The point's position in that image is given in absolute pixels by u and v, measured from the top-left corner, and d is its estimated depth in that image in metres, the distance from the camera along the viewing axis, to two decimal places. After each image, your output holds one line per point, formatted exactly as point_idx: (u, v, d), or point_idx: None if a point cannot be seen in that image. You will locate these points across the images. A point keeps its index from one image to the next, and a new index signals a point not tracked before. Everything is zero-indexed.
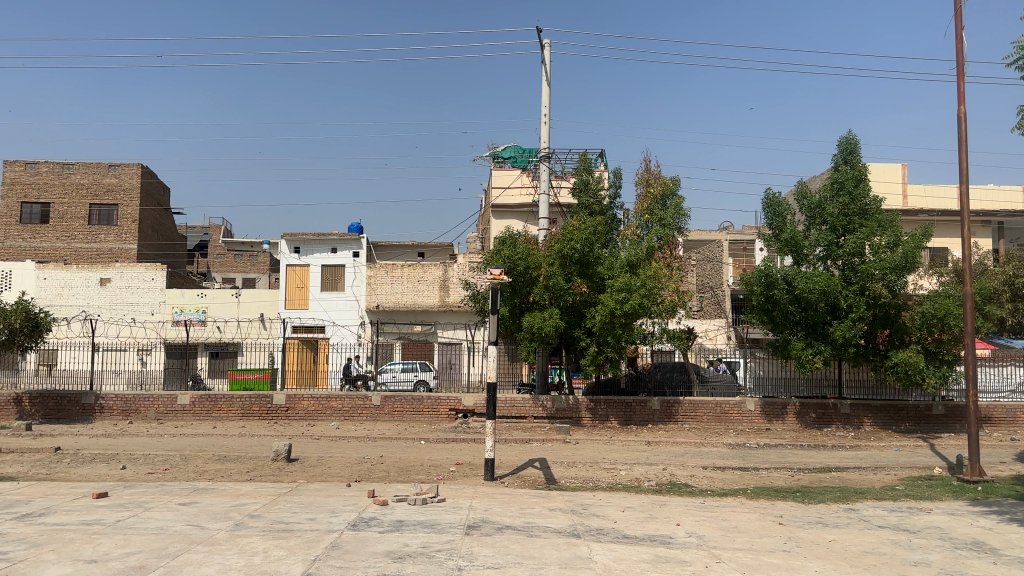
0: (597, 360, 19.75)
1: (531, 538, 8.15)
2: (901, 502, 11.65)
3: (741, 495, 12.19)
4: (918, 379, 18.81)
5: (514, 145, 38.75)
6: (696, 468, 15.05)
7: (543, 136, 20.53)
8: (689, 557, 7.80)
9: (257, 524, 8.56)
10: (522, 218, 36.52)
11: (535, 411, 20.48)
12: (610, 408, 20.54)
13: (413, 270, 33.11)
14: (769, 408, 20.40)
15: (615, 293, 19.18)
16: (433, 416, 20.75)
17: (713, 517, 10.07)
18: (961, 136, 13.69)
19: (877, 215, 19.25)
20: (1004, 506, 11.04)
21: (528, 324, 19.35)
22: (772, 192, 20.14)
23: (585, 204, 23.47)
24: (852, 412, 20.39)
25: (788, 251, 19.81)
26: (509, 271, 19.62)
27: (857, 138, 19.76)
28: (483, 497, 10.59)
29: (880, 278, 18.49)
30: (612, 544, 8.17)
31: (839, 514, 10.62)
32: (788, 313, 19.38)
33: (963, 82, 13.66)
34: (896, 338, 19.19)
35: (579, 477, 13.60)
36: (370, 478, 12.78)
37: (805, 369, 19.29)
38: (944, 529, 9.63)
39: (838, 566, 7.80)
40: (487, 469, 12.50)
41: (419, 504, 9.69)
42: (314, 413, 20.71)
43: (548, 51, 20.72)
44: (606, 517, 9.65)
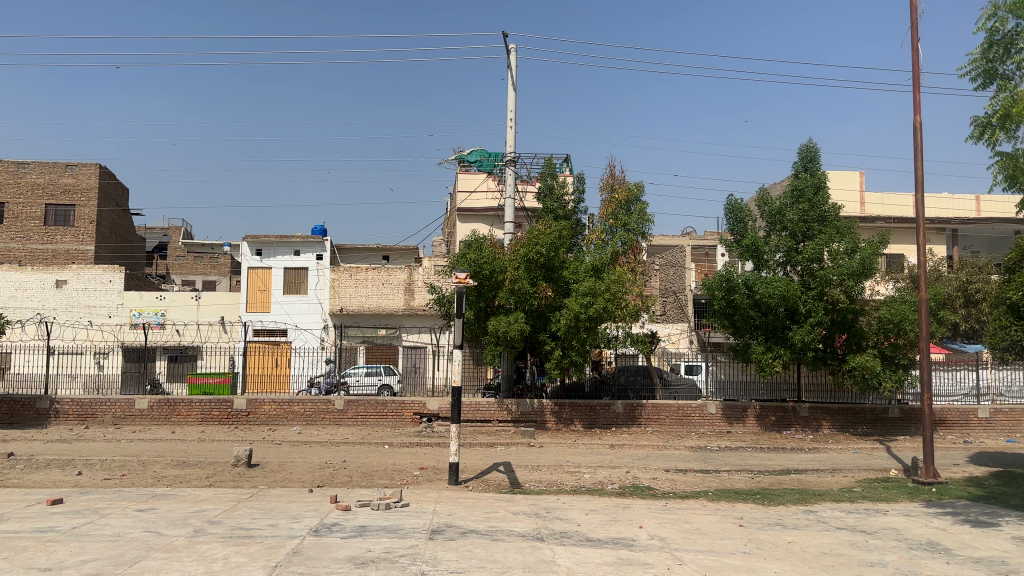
0: (561, 364, 19.82)
1: (496, 542, 8.14)
2: (858, 503, 11.88)
3: (703, 497, 12.29)
4: (874, 383, 19.20)
5: (479, 149, 38.75)
6: (659, 470, 15.18)
7: (509, 140, 20.55)
8: (651, 559, 7.85)
9: (217, 530, 8.44)
10: (487, 222, 36.55)
11: (500, 415, 20.32)
12: (575, 412, 20.55)
13: (377, 274, 32.84)
14: (729, 410, 20.69)
15: (579, 297, 19.28)
16: (398, 420, 20.60)
17: (675, 519, 10.16)
18: (917, 146, 13.99)
19: (835, 221, 19.59)
20: (957, 508, 11.29)
21: (493, 328, 19.28)
22: (734, 198, 20.38)
23: (550, 208, 23.49)
24: (810, 415, 20.75)
25: (749, 257, 20.13)
26: (474, 275, 19.60)
27: (816, 147, 20.08)
28: (448, 501, 10.57)
29: (838, 284, 18.79)
30: (575, 547, 8.19)
31: (797, 515, 10.77)
32: (749, 317, 19.59)
33: (919, 93, 13.97)
34: (854, 343, 19.55)
35: (544, 480, 13.61)
36: (331, 483, 12.64)
37: (766, 372, 19.57)
38: (900, 530, 9.81)
39: (797, 567, 7.91)
40: (453, 474, 12.43)
41: (382, 509, 9.63)
42: (276, 418, 20.47)
43: (513, 56, 20.75)
44: (570, 520, 9.68)
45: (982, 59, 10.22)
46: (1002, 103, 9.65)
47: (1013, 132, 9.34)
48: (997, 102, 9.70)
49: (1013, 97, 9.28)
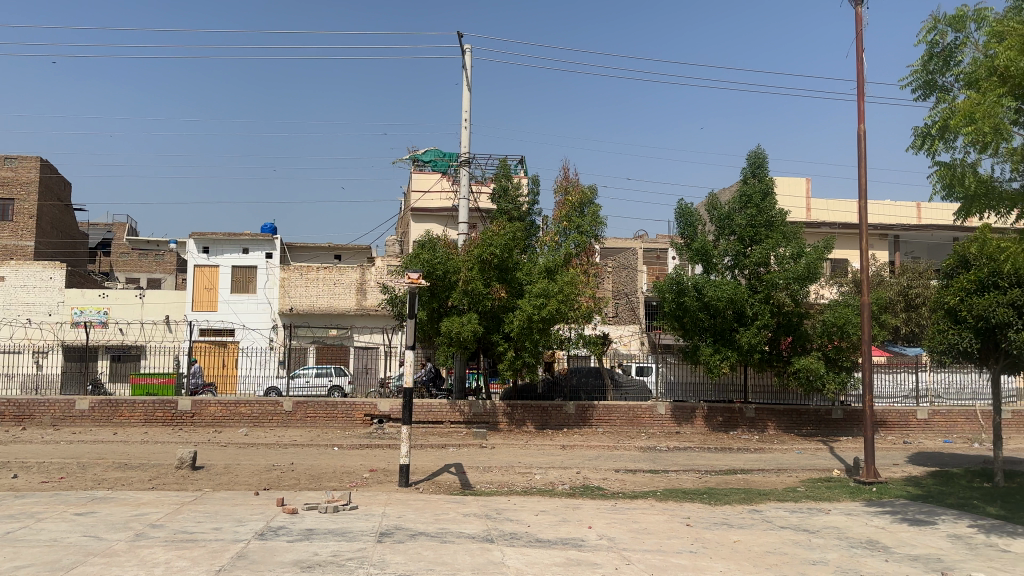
0: (514, 365, 19.84)
1: (445, 545, 8.10)
2: (801, 502, 12.14)
3: (651, 497, 12.42)
4: (818, 384, 19.60)
5: (433, 148, 38.59)
6: (609, 471, 15.30)
7: (464, 141, 20.51)
8: (599, 559, 7.91)
9: (159, 534, 8.24)
10: (441, 222, 36.44)
11: (452, 416, 20.21)
12: (527, 413, 20.57)
13: (328, 274, 32.51)
14: (678, 411, 20.95)
15: (532, 299, 19.33)
16: (348, 421, 20.40)
17: (624, 519, 10.24)
18: (861, 154, 14.35)
19: (782, 226, 19.99)
20: (897, 507, 11.60)
21: (446, 329, 19.19)
22: (684, 202, 20.65)
23: (504, 209, 23.50)
24: (756, 416, 21.11)
25: (698, 260, 20.40)
26: (427, 276, 19.48)
27: (764, 153, 20.47)
28: (397, 503, 10.48)
29: (784, 288, 19.21)
30: (524, 548, 8.20)
31: (743, 515, 10.95)
32: (698, 319, 19.87)
33: (863, 102, 14.33)
34: (798, 345, 19.99)
35: (495, 482, 13.60)
36: (278, 486, 12.45)
37: (713, 374, 19.86)
38: (842, 529, 10.05)
39: (742, 566, 8.03)
40: (402, 476, 12.34)
41: (330, 511, 9.52)
42: (222, 419, 20.09)
43: (469, 56, 20.72)
44: (520, 521, 9.69)
45: (922, 71, 10.51)
46: (940, 115, 9.93)
47: (951, 143, 9.61)
48: (936, 113, 9.97)
49: (951, 108, 9.55)
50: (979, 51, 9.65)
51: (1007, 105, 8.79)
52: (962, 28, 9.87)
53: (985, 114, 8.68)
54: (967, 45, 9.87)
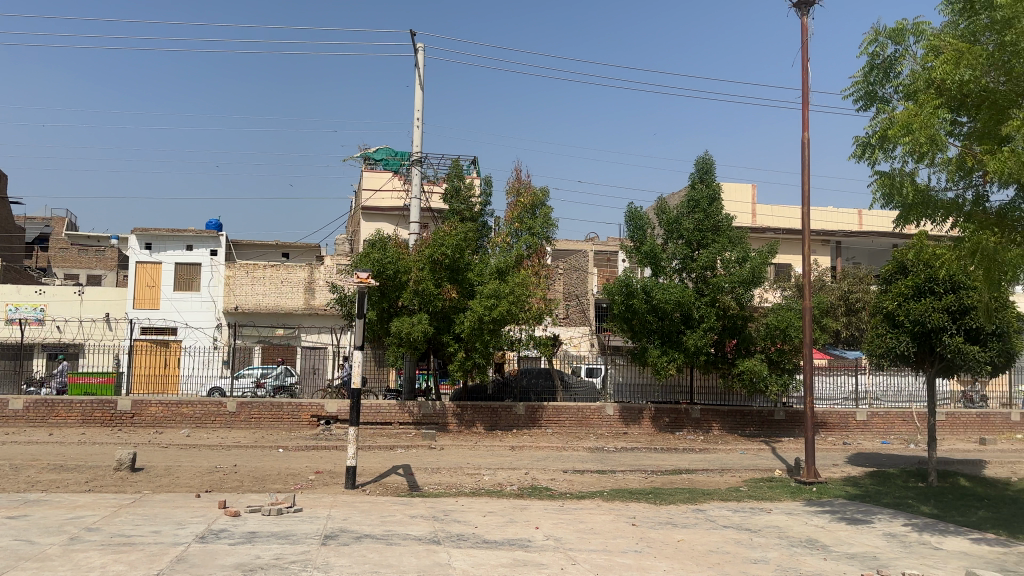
0: (464, 366, 19.80)
1: (390, 547, 8.04)
2: (744, 502, 12.37)
3: (598, 497, 12.52)
4: (761, 386, 19.99)
5: (385, 147, 38.31)
6: (557, 472, 15.38)
7: (416, 140, 20.40)
8: (545, 560, 7.94)
9: (95, 537, 8.01)
10: (392, 221, 36.17)
11: (400, 417, 20.04)
12: (477, 414, 20.53)
13: (276, 272, 32.07)
14: (626, 412, 21.15)
15: (483, 300, 19.32)
16: (293, 422, 20.11)
17: (571, 520, 10.30)
18: (805, 162, 14.68)
19: (728, 232, 20.36)
20: (835, 506, 11.90)
21: (395, 330, 19.03)
22: (634, 205, 20.88)
23: (456, 210, 23.43)
24: (701, 417, 21.47)
25: (646, 263, 20.56)
26: (377, 275, 19.31)
27: (712, 158, 20.82)
28: (342, 506, 10.37)
29: (730, 291, 19.56)
30: (471, 549, 8.19)
31: (687, 515, 11.11)
32: (646, 321, 20.08)
33: (807, 111, 14.67)
34: (743, 347, 20.38)
35: (443, 483, 13.55)
36: (221, 488, 12.21)
37: (661, 375, 20.10)
38: (782, 528, 10.26)
39: (686, 565, 8.14)
40: (348, 477, 12.20)
41: (274, 514, 9.37)
42: (163, 420, 19.63)
43: (421, 55, 20.62)
44: (467, 522, 9.67)
45: (864, 82, 10.79)
46: (880, 125, 10.20)
47: (890, 153, 9.88)
48: (876, 123, 10.23)
49: (890, 119, 9.82)
50: (917, 64, 9.96)
51: (943, 117, 9.08)
52: (902, 41, 10.16)
53: (921, 124, 8.96)
54: (906, 58, 10.17)
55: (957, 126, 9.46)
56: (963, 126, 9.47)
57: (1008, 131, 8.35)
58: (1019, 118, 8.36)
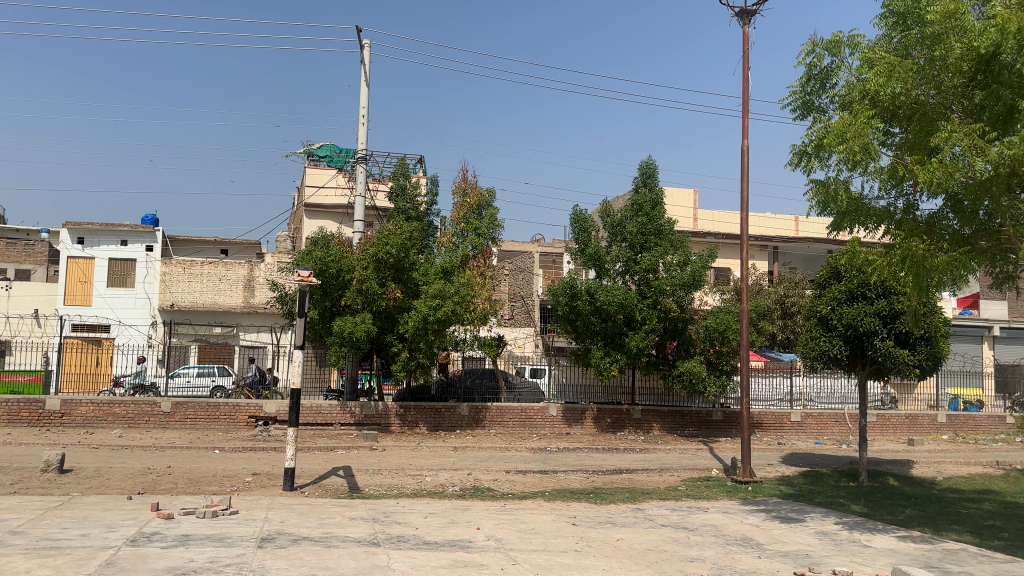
0: (408, 366, 19.61)
1: (328, 549, 7.94)
2: (683, 501, 12.59)
3: (539, 497, 12.58)
4: (700, 388, 20.36)
5: (329, 144, 37.84)
6: (499, 472, 15.40)
7: (361, 137, 20.20)
8: (486, 560, 7.94)
9: (18, 542, 7.72)
10: (336, 219, 35.78)
11: (341, 418, 19.79)
12: (420, 414, 20.40)
13: (214, 269, 31.44)
14: (569, 412, 21.29)
15: (428, 299, 19.24)
16: (230, 423, 19.72)
17: (512, 520, 10.33)
18: (744, 169, 15.00)
19: (670, 235, 20.68)
20: (769, 505, 12.20)
21: (338, 329, 18.79)
22: (579, 208, 21.06)
23: (401, 208, 23.26)
24: (642, 417, 21.77)
25: (591, 265, 20.78)
26: (319, 273, 19.04)
27: (655, 163, 21.13)
28: (280, 508, 10.19)
29: (671, 294, 19.88)
30: (411, 551, 8.14)
31: (627, 514, 11.24)
32: (589, 323, 20.25)
33: (747, 118, 14.99)
34: (683, 349, 20.74)
35: (384, 484, 13.44)
36: (154, 490, 11.89)
37: (603, 376, 20.29)
38: (719, 527, 10.47)
39: (624, 563, 8.24)
40: (287, 479, 12.03)
41: (209, 517, 9.17)
42: (94, 420, 19.02)
43: (367, 52, 20.44)
44: (407, 524, 9.61)
45: (801, 92, 11.09)
46: (816, 134, 10.48)
47: (826, 162, 10.15)
48: (812, 133, 10.52)
49: (826, 128, 10.11)
50: (852, 75, 10.27)
51: (876, 127, 9.39)
52: (838, 53, 10.46)
53: (855, 134, 9.25)
54: (842, 69, 10.46)
55: (890, 136, 9.79)
56: (894, 136, 9.81)
57: (937, 142, 8.67)
58: (947, 131, 8.70)
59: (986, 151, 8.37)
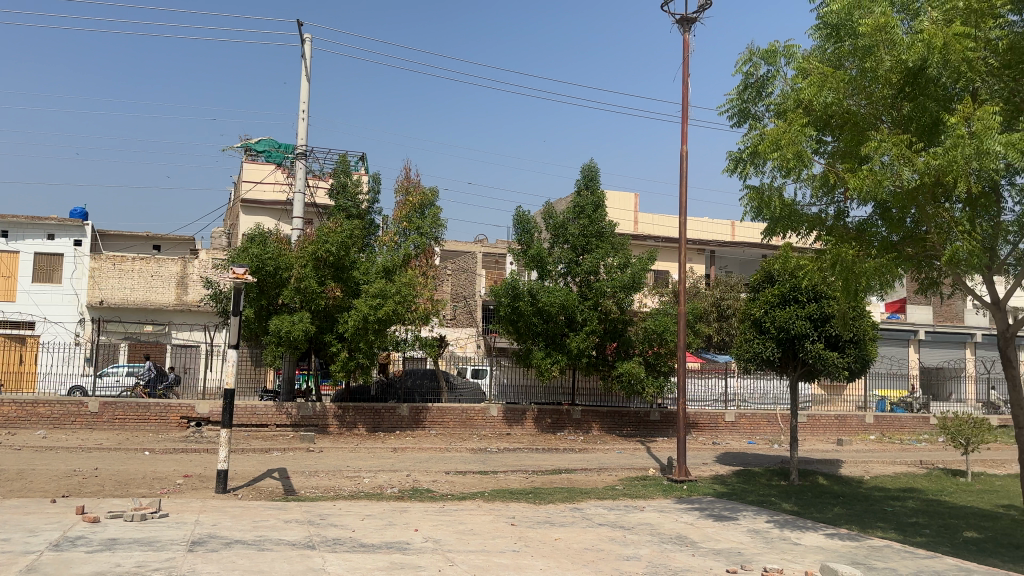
0: (347, 366, 19.41)
1: (262, 552, 7.81)
2: (620, 500, 12.75)
3: (478, 498, 12.58)
4: (639, 388, 20.64)
5: (267, 139, 37.18)
6: (438, 473, 15.35)
7: (301, 132, 19.91)
8: (423, 562, 7.91)
9: None
10: (274, 216, 35.16)
11: (277, 419, 19.42)
12: (358, 415, 20.16)
13: (146, 265, 30.58)
14: (510, 413, 21.34)
15: (369, 298, 19.07)
16: (161, 424, 19.21)
17: (451, 521, 10.31)
18: (683, 173, 15.27)
19: (611, 238, 20.92)
20: (704, 503, 12.45)
21: (275, 328, 18.46)
22: (521, 209, 21.13)
23: (342, 206, 22.98)
24: (582, 417, 21.95)
25: (533, 266, 20.87)
26: (256, 271, 18.67)
27: (597, 166, 21.36)
28: (212, 511, 9.97)
29: (612, 296, 20.14)
30: (347, 553, 8.06)
31: (565, 514, 11.34)
32: (531, 324, 20.34)
33: (687, 124, 15.27)
34: (622, 350, 20.99)
35: (320, 486, 13.27)
36: (80, 493, 11.51)
37: (544, 377, 20.41)
38: (654, 525, 10.65)
39: (561, 563, 8.30)
40: (220, 481, 11.77)
41: (138, 520, 8.92)
42: (16, 420, 18.31)
43: (309, 46, 20.16)
44: (343, 526, 9.51)
45: (738, 100, 11.34)
46: (752, 141, 10.75)
47: (761, 168, 10.43)
48: (748, 139, 10.79)
49: (761, 135, 10.38)
50: (786, 84, 10.56)
51: (809, 135, 9.68)
52: (774, 62, 10.74)
53: (789, 141, 9.51)
54: (777, 78, 10.77)
55: (822, 145, 10.12)
56: (827, 145, 10.14)
57: (867, 152, 8.97)
58: (876, 140, 9.01)
59: (913, 160, 8.69)
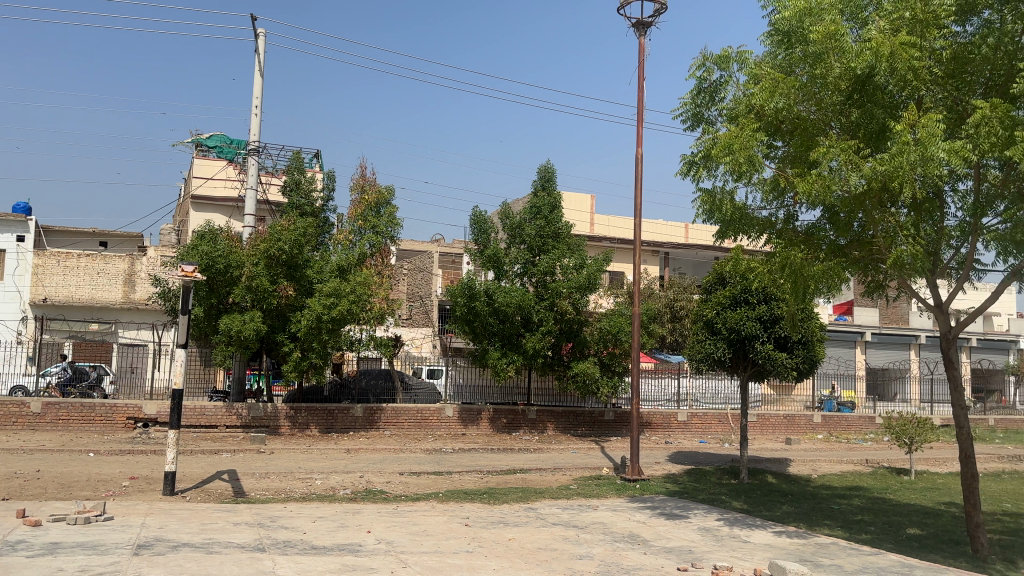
0: (300, 366, 19.16)
1: (211, 555, 7.68)
2: (573, 500, 12.83)
3: (432, 499, 12.53)
4: (594, 388, 20.78)
5: (219, 135, 36.54)
6: (392, 474, 15.25)
7: (253, 128, 19.61)
8: (375, 564, 7.86)
9: None
10: (225, 213, 34.57)
11: (228, 420, 19.11)
12: (311, 416, 19.92)
13: (92, 262, 29.81)
14: (465, 413, 21.30)
15: (323, 297, 18.87)
16: (107, 425, 18.74)
17: (404, 522, 10.25)
18: (637, 175, 15.43)
19: (567, 239, 21.03)
20: (656, 502, 12.59)
21: (225, 327, 18.15)
22: (478, 210, 21.09)
23: (296, 204, 22.71)
24: (537, 418, 22.01)
25: (489, 266, 20.84)
26: (205, 269, 18.32)
27: (553, 167, 21.44)
28: (159, 514, 9.76)
29: (568, 296, 20.27)
30: (298, 556, 7.97)
31: (518, 514, 11.36)
32: (487, 324, 20.31)
33: (642, 127, 15.43)
34: (578, 350, 21.10)
35: (271, 488, 13.08)
36: (19, 496, 11.16)
37: (499, 377, 20.40)
38: (607, 524, 10.73)
39: (514, 563, 8.32)
40: (167, 483, 11.53)
41: (81, 523, 8.69)
42: None
43: (262, 41, 19.86)
44: (294, 528, 9.39)
45: (692, 104, 11.48)
46: (704, 145, 10.89)
47: (713, 172, 10.58)
48: (701, 143, 10.93)
49: (714, 139, 10.53)
50: (739, 90, 10.74)
51: (760, 140, 9.85)
52: (726, 67, 10.91)
53: (741, 146, 9.67)
54: (729, 84, 10.95)
55: (773, 150, 10.32)
56: (777, 150, 10.34)
57: (816, 157, 9.15)
58: (825, 146, 9.20)
59: (860, 166, 8.90)
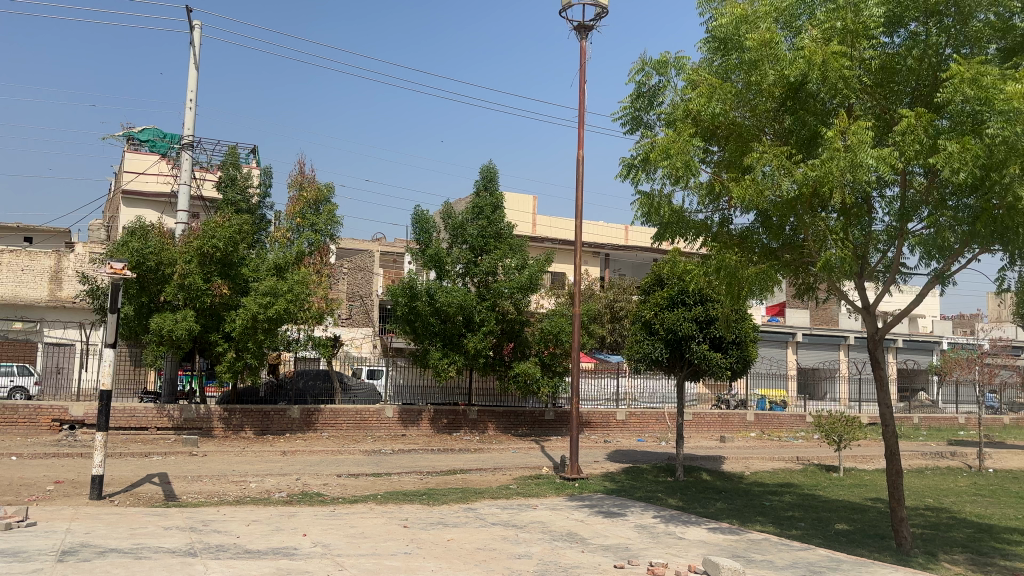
0: (234, 367, 18.79)
1: (139, 561, 7.47)
2: (512, 499, 12.87)
3: (370, 501, 12.42)
4: (534, 388, 20.89)
5: (152, 129, 35.55)
6: (330, 476, 15.07)
7: (187, 123, 19.13)
8: (311, 567, 7.75)
9: None
10: (157, 209, 33.65)
11: (158, 421, 18.62)
12: (246, 418, 19.51)
13: (15, 258, 28.69)
14: (406, 413, 21.17)
15: (259, 296, 18.52)
16: (30, 427, 18.07)
17: (341, 524, 10.13)
18: (578, 176, 15.56)
19: (508, 239, 21.09)
20: (594, 500, 12.72)
21: (155, 326, 17.68)
22: (420, 210, 20.97)
23: (232, 200, 22.25)
24: (478, 417, 22.03)
25: (431, 265, 20.71)
26: (136, 266, 17.80)
27: (495, 168, 21.47)
28: (85, 519, 9.45)
29: (509, 296, 20.34)
30: (231, 560, 7.81)
31: (457, 514, 11.34)
32: (428, 324, 20.23)
33: (582, 130, 15.57)
34: (518, 350, 21.20)
35: (204, 491, 12.79)
36: None
37: (440, 377, 20.33)
38: (545, 523, 10.80)
39: (453, 564, 8.30)
40: (94, 487, 11.17)
41: (1, 529, 8.36)
42: None
43: (198, 34, 19.40)
44: (227, 532, 9.19)
45: (630, 108, 11.65)
46: (643, 148, 11.05)
47: (651, 175, 10.74)
48: (639, 147, 11.09)
49: (652, 143, 10.70)
50: (677, 95, 10.93)
51: (697, 144, 10.06)
52: (664, 72, 11.10)
53: (678, 150, 9.84)
54: (667, 89, 11.13)
55: (709, 154, 10.54)
56: (713, 154, 10.57)
57: (750, 162, 9.38)
58: (758, 151, 9.44)
59: (792, 171, 9.15)
